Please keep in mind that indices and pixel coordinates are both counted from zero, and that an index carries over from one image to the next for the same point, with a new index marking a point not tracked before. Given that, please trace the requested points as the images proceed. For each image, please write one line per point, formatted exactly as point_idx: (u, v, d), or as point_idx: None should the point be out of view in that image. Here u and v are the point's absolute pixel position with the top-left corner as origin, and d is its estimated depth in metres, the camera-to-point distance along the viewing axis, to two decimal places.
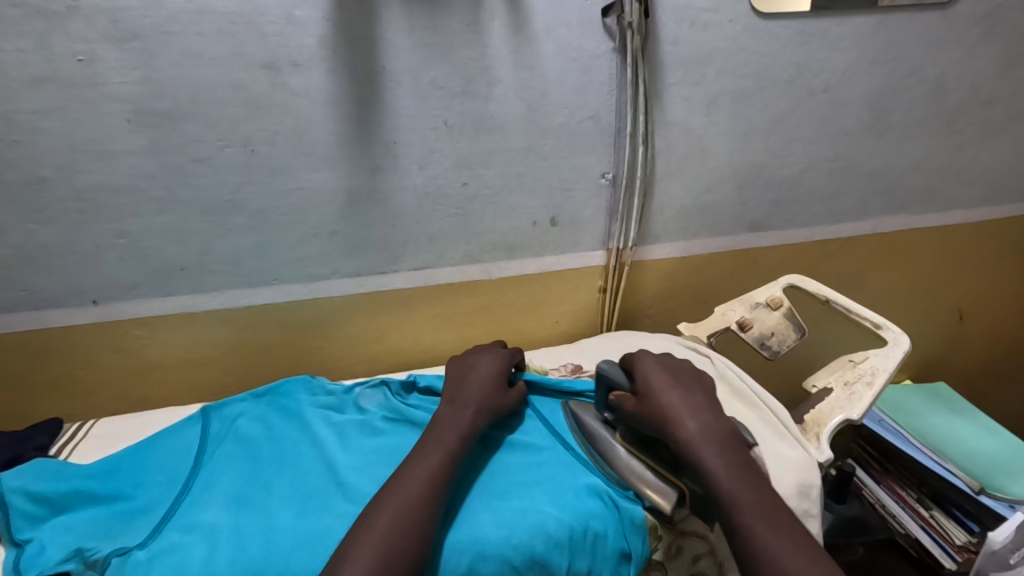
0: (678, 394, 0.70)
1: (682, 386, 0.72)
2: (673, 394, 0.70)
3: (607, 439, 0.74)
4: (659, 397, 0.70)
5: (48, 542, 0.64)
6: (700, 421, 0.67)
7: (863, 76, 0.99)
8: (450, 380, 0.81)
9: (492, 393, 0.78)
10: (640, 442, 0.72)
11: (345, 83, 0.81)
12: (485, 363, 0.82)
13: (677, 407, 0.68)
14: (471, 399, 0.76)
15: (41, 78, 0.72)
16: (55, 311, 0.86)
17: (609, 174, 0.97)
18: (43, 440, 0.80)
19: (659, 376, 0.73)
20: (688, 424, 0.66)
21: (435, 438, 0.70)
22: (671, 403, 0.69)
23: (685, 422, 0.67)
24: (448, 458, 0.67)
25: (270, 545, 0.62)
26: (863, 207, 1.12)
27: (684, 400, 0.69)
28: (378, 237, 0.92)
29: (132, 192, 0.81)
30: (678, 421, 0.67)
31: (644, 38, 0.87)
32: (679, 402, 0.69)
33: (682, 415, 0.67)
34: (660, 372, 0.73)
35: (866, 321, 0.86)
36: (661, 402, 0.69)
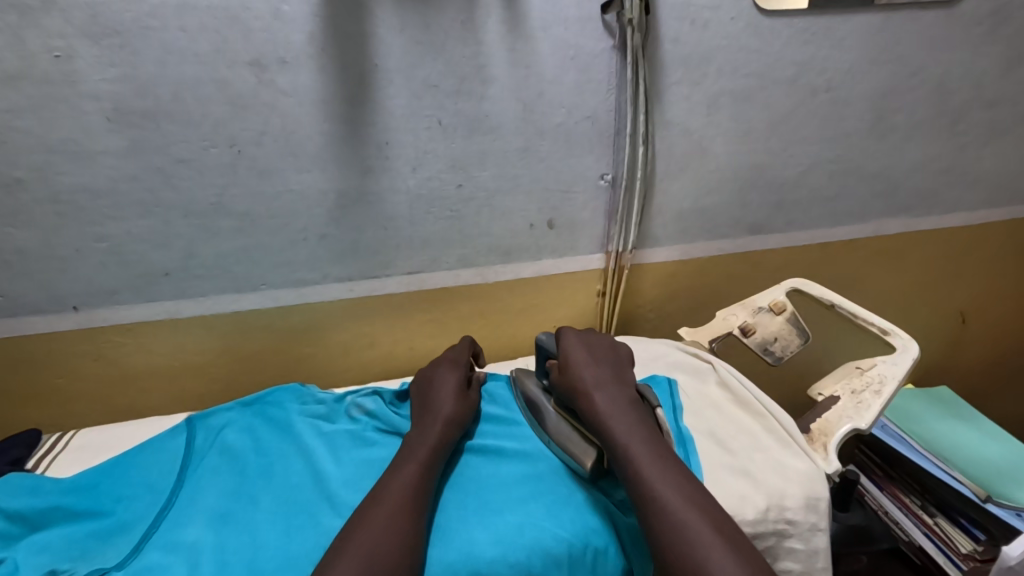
0: (592, 367, 0.74)
1: (602, 362, 0.76)
2: (586, 367, 0.74)
3: (543, 405, 0.78)
4: (573, 370, 0.74)
5: (22, 563, 0.60)
6: (604, 393, 0.71)
7: (866, 75, 0.97)
8: (417, 398, 0.80)
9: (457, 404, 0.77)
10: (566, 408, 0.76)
11: (334, 81, 0.78)
12: (443, 377, 0.81)
13: (588, 381, 0.72)
14: (439, 409, 0.75)
15: (15, 75, 0.69)
16: (33, 318, 0.83)
17: (608, 175, 0.95)
18: (19, 453, 0.77)
19: (578, 349, 0.77)
20: (596, 397, 0.70)
21: (407, 454, 0.68)
22: (583, 376, 0.73)
23: (591, 394, 0.71)
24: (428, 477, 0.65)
25: (255, 566, 0.59)
26: (865, 209, 1.10)
27: (596, 374, 0.73)
28: (370, 241, 0.89)
29: (113, 194, 0.78)
30: (586, 394, 0.71)
31: (644, 36, 0.85)
32: (589, 376, 0.73)
33: (591, 389, 0.71)
34: (579, 347, 0.77)
35: (873, 326, 0.83)
36: (574, 376, 0.73)
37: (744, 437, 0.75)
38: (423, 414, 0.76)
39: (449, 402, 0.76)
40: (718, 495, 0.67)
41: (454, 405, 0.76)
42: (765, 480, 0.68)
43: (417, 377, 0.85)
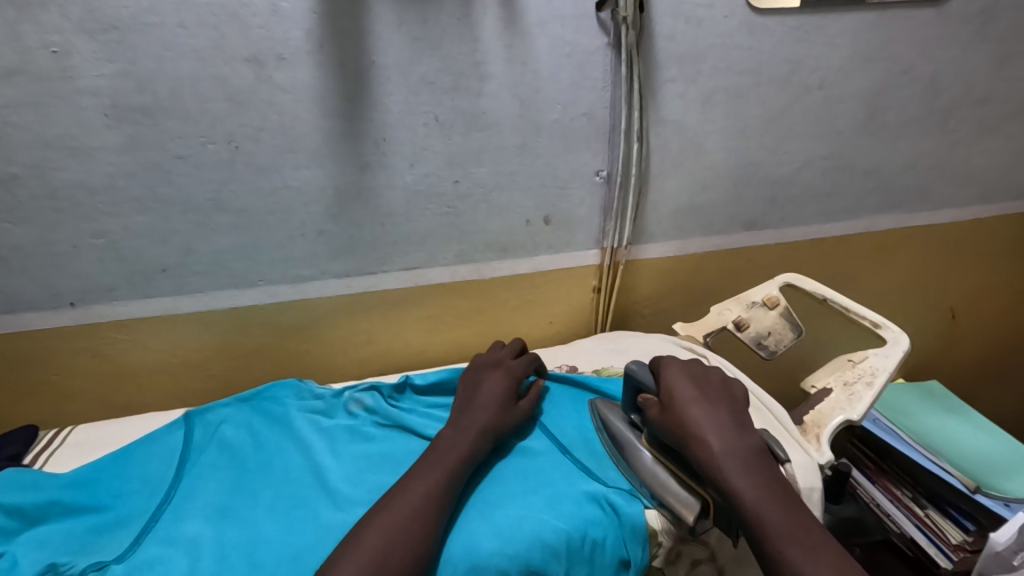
0: (701, 407, 0.66)
1: (714, 401, 0.67)
2: (697, 408, 0.66)
3: (633, 443, 0.73)
4: (684, 413, 0.65)
5: (20, 557, 0.60)
6: (724, 441, 0.63)
7: (858, 74, 0.98)
8: (460, 396, 0.79)
9: (499, 412, 0.74)
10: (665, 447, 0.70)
11: (332, 78, 0.78)
12: (494, 382, 0.79)
13: (703, 424, 0.64)
14: (476, 417, 0.73)
15: (11, 71, 0.69)
16: (30, 314, 0.83)
17: (604, 172, 0.95)
18: (16, 448, 0.77)
19: (685, 387, 0.68)
20: (714, 444, 0.62)
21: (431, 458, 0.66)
22: (699, 419, 0.65)
23: (710, 441, 0.63)
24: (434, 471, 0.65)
25: (255, 559, 0.60)
26: (858, 206, 1.11)
27: (710, 416, 0.65)
28: (368, 237, 0.90)
29: (110, 191, 0.78)
30: (702, 440, 0.63)
31: (639, 33, 0.86)
32: (705, 419, 0.65)
33: (707, 434, 0.63)
34: (687, 385, 0.69)
35: (865, 320, 0.85)
36: (687, 418, 0.65)
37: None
38: (461, 415, 0.74)
39: (493, 408, 0.75)
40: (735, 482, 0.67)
41: (498, 412, 0.74)
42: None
43: (470, 364, 0.85)
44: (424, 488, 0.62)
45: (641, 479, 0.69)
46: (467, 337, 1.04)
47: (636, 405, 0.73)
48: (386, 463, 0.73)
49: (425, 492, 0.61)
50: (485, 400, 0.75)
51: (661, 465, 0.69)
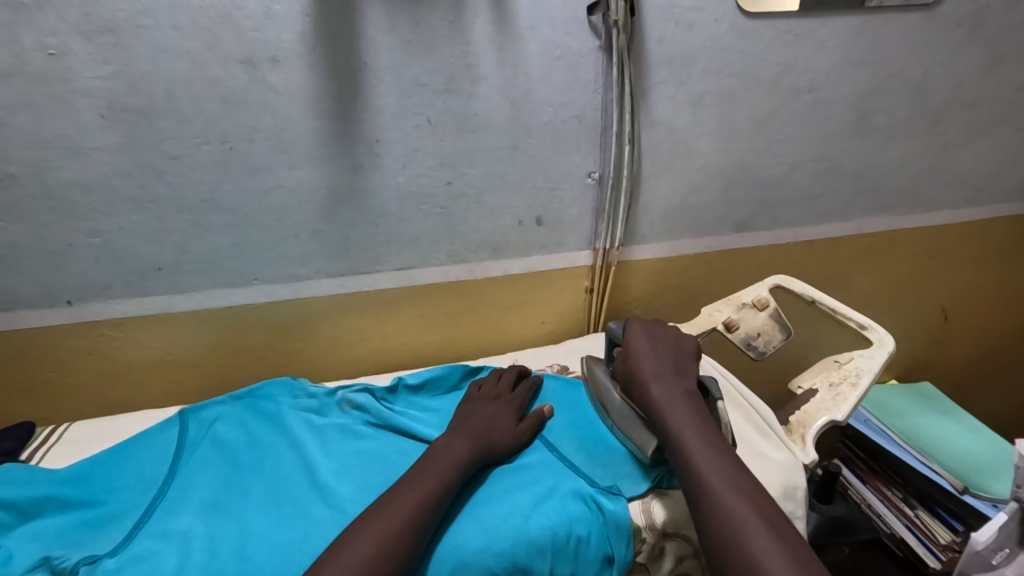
0: (652, 361, 0.72)
1: (664, 352, 0.73)
2: (648, 361, 0.72)
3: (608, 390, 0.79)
4: (633, 363, 0.72)
5: (15, 550, 0.61)
6: (663, 385, 0.69)
7: (848, 77, 0.99)
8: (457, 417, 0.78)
9: (495, 432, 0.74)
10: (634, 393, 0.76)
11: (325, 79, 0.79)
12: (488, 410, 0.78)
13: (647, 372, 0.71)
14: (471, 426, 0.74)
15: (8, 72, 0.70)
16: (26, 312, 0.84)
17: (596, 173, 0.96)
18: (12, 444, 0.78)
19: (642, 341, 0.74)
20: (653, 388, 0.69)
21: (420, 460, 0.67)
22: (645, 367, 0.71)
23: (651, 388, 0.69)
24: (420, 472, 0.65)
25: (245, 554, 0.61)
26: (848, 207, 1.12)
27: (657, 366, 0.71)
28: (360, 237, 0.91)
29: (105, 190, 0.79)
30: (644, 385, 0.70)
31: (630, 36, 0.87)
32: (650, 367, 0.71)
33: (649, 380, 0.70)
34: (643, 339, 0.74)
35: (851, 321, 0.85)
36: (636, 367, 0.72)
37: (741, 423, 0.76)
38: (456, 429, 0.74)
39: (490, 427, 0.75)
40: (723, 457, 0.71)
41: (493, 430, 0.74)
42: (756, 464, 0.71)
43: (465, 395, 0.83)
44: (409, 488, 0.62)
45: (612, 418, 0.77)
46: (460, 336, 1.05)
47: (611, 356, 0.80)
48: (375, 462, 0.74)
49: (409, 491, 0.62)
50: (483, 416, 0.76)
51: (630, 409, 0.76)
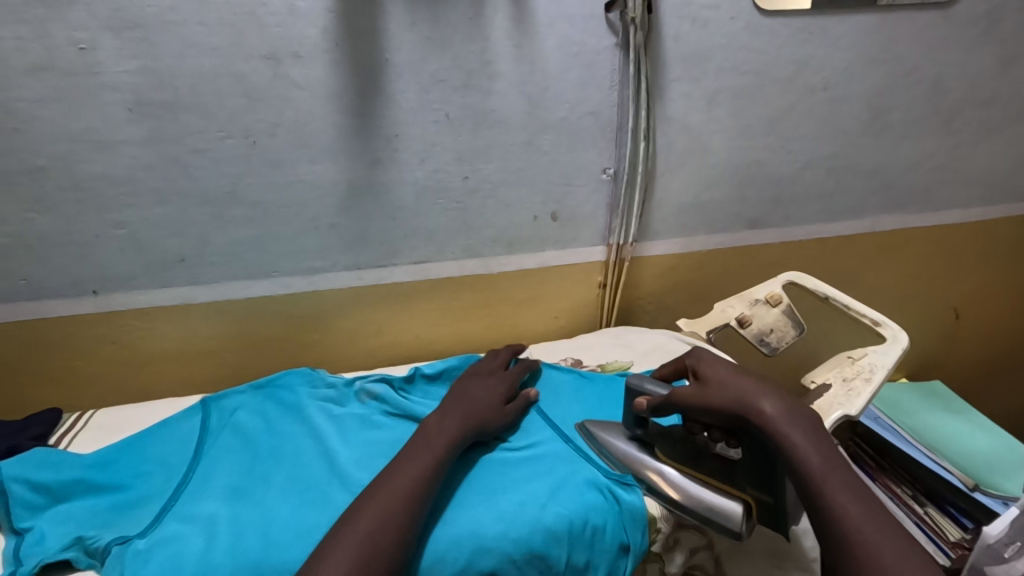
0: (746, 380, 0.64)
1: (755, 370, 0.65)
2: (743, 380, 0.63)
3: (649, 460, 0.71)
4: (732, 381, 0.63)
5: (48, 532, 0.64)
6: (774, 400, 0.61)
7: (863, 75, 0.99)
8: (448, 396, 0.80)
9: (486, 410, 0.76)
10: (689, 455, 0.71)
11: (347, 75, 0.81)
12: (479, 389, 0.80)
13: (752, 390, 0.62)
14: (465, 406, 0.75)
15: (40, 66, 0.72)
16: (53, 301, 0.86)
17: (611, 169, 0.97)
18: (41, 430, 0.80)
19: (721, 359, 0.67)
20: (766, 406, 0.60)
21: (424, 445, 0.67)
22: (748, 384, 0.62)
23: (762, 405, 0.60)
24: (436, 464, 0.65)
25: (269, 537, 0.62)
26: (860, 205, 1.12)
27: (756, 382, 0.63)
28: (378, 231, 0.92)
29: (131, 183, 0.80)
30: (757, 403, 0.60)
31: (647, 34, 0.87)
32: (754, 384, 0.62)
33: (757, 393, 0.61)
34: (724, 361, 0.66)
35: (865, 317, 0.86)
36: (735, 385, 0.62)
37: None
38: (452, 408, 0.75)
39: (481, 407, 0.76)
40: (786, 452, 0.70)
41: (482, 410, 0.76)
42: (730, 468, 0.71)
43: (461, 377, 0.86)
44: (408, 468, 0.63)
45: (676, 494, 0.68)
46: (475, 330, 1.06)
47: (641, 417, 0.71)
48: (393, 449, 0.75)
49: (428, 477, 0.63)
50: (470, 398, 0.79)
51: (687, 475, 0.69)
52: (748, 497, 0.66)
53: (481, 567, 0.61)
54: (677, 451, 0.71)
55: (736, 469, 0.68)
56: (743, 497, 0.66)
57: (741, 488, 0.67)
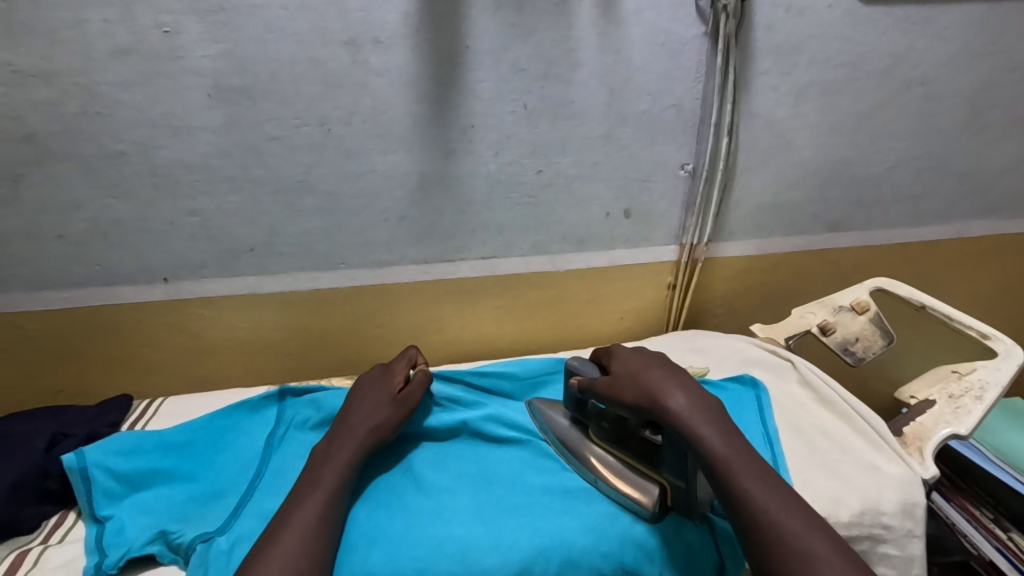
0: (660, 372, 0.64)
1: (667, 365, 0.65)
2: (655, 372, 0.64)
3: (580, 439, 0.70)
4: (640, 377, 0.64)
5: (129, 522, 0.63)
6: (688, 397, 0.61)
7: (964, 69, 0.93)
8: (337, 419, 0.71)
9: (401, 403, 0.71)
10: (614, 437, 0.69)
11: (426, 62, 0.78)
12: (368, 402, 0.71)
13: (662, 385, 0.62)
14: (377, 412, 0.69)
15: (125, 50, 0.71)
16: (125, 287, 0.85)
17: (689, 165, 0.93)
18: (115, 417, 0.80)
19: (637, 357, 0.67)
20: (676, 398, 0.60)
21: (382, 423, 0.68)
22: (655, 379, 0.63)
23: (671, 396, 0.60)
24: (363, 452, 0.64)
25: (350, 540, 0.59)
26: (950, 209, 1.05)
27: (668, 376, 0.63)
28: (446, 225, 0.90)
29: (207, 170, 0.79)
30: (663, 397, 0.61)
31: (738, 22, 0.83)
32: (662, 379, 0.62)
33: (668, 390, 0.61)
34: (638, 357, 0.67)
35: (971, 330, 0.80)
36: (644, 381, 0.63)
37: (818, 431, 0.75)
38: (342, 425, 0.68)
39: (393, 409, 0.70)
40: (813, 492, 0.66)
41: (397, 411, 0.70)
42: (817, 483, 0.67)
43: (354, 390, 0.74)
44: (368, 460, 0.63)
45: (597, 474, 0.66)
46: (538, 329, 1.03)
47: (577, 399, 0.71)
48: (465, 452, 0.72)
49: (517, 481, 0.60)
50: (375, 395, 0.72)
51: (613, 456, 0.67)
52: (665, 481, 0.63)
53: None
54: (610, 432, 0.69)
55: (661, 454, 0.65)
56: (659, 481, 0.63)
57: (661, 473, 0.64)
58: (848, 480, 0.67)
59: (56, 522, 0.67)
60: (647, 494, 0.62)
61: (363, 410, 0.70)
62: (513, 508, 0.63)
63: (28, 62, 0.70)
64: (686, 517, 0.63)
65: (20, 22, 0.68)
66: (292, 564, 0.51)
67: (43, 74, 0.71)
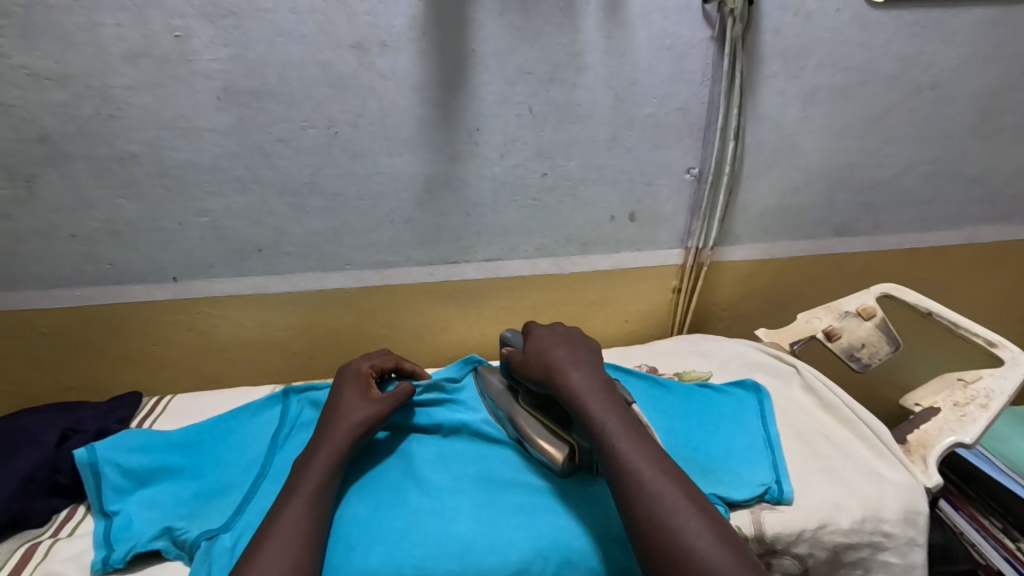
0: (564, 350, 0.69)
1: (573, 344, 0.70)
2: (559, 350, 0.69)
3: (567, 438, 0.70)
4: (544, 354, 0.68)
5: (136, 517, 0.65)
6: (582, 372, 0.65)
7: (975, 73, 0.92)
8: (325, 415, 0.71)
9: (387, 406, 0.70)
10: (539, 403, 0.73)
11: (432, 65, 0.79)
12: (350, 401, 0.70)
13: (563, 361, 0.67)
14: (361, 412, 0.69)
15: (137, 53, 0.73)
16: (135, 286, 0.87)
17: (695, 169, 0.92)
18: (124, 413, 0.82)
19: (549, 336, 0.72)
20: (570, 374, 0.65)
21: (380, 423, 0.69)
22: (558, 356, 0.67)
23: (568, 372, 0.65)
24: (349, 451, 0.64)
25: (349, 539, 0.59)
26: (960, 214, 1.04)
27: (568, 355, 0.68)
28: (452, 227, 0.90)
29: (217, 171, 0.81)
30: (562, 372, 0.65)
31: (745, 26, 0.83)
32: (563, 357, 0.67)
33: (566, 366, 0.66)
34: (549, 336, 0.72)
35: (978, 338, 0.79)
36: (547, 358, 0.68)
37: (821, 437, 0.74)
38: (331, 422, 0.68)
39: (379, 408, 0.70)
40: (813, 499, 0.66)
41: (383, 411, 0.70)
42: (818, 489, 0.67)
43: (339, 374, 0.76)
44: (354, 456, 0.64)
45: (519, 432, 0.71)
46: None
47: (505, 369, 0.75)
48: (467, 452, 0.72)
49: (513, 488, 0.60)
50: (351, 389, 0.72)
51: (535, 419, 0.71)
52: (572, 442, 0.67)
53: None
54: (534, 399, 0.73)
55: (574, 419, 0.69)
56: (567, 441, 0.67)
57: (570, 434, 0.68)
58: (850, 488, 0.67)
59: (65, 516, 0.68)
60: (558, 451, 0.66)
61: (343, 394, 0.72)
62: (513, 509, 0.63)
63: (43, 65, 0.72)
64: (591, 475, 0.67)
65: (36, 25, 0.70)
66: (292, 553, 0.53)
67: (57, 77, 0.72)
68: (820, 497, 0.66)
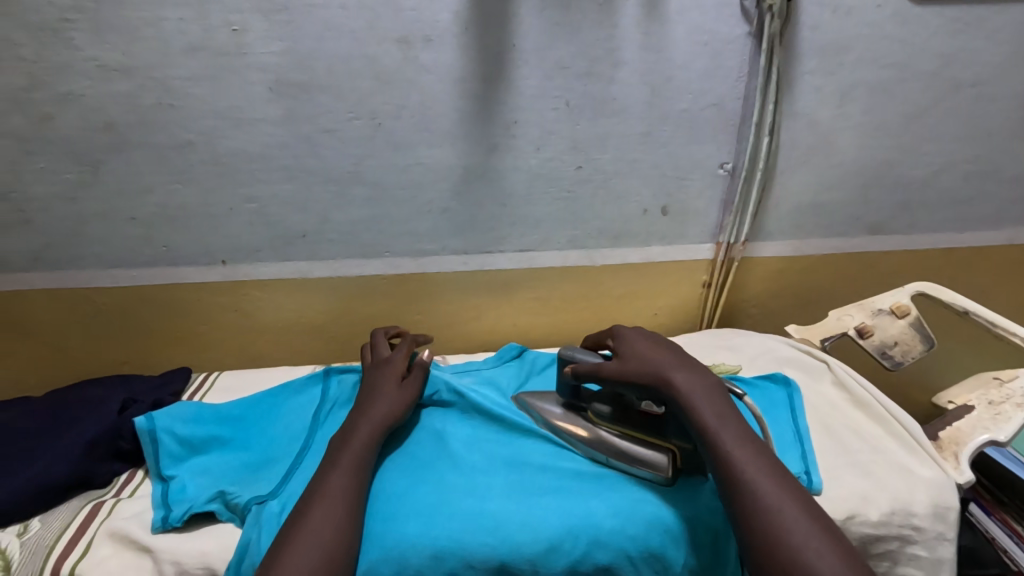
0: (665, 354, 0.68)
1: (674, 349, 0.69)
2: (660, 352, 0.68)
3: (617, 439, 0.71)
4: (647, 356, 0.68)
5: (190, 482, 0.69)
6: (687, 374, 0.64)
7: (1019, 70, 0.90)
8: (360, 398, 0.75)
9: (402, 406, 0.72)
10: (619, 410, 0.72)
11: (474, 60, 0.81)
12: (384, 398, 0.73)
13: (666, 364, 0.66)
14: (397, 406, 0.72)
15: (196, 46, 0.77)
16: (187, 268, 0.92)
17: (728, 164, 0.93)
18: (177, 387, 0.86)
19: (641, 340, 0.71)
20: (675, 375, 0.64)
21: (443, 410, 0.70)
22: (660, 359, 0.67)
23: (673, 375, 0.64)
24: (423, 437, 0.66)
25: (388, 509, 0.63)
26: (1000, 215, 1.02)
27: (671, 358, 0.67)
28: (486, 218, 0.93)
29: (265, 159, 0.85)
30: (666, 375, 0.64)
31: (783, 22, 0.83)
32: (668, 360, 0.66)
33: (671, 368, 0.65)
34: (641, 339, 0.71)
35: (1015, 337, 0.79)
36: (650, 359, 0.67)
37: (851, 432, 0.75)
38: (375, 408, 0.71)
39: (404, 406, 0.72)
40: (840, 491, 0.66)
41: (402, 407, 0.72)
42: (846, 482, 0.68)
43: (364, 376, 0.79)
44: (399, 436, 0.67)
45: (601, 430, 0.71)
46: (574, 323, 1.05)
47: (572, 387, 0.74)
48: (499, 435, 0.74)
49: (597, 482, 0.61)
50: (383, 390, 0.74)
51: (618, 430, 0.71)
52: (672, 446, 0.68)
53: (598, 558, 0.60)
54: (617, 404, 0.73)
55: (664, 423, 0.70)
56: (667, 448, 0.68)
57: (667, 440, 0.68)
58: (880, 482, 0.67)
59: (125, 479, 0.73)
60: (661, 461, 0.66)
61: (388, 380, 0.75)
62: (544, 489, 0.66)
63: (111, 57, 0.76)
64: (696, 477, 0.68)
65: (106, 20, 0.74)
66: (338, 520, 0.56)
67: (123, 68, 0.77)
68: (847, 490, 0.67)
